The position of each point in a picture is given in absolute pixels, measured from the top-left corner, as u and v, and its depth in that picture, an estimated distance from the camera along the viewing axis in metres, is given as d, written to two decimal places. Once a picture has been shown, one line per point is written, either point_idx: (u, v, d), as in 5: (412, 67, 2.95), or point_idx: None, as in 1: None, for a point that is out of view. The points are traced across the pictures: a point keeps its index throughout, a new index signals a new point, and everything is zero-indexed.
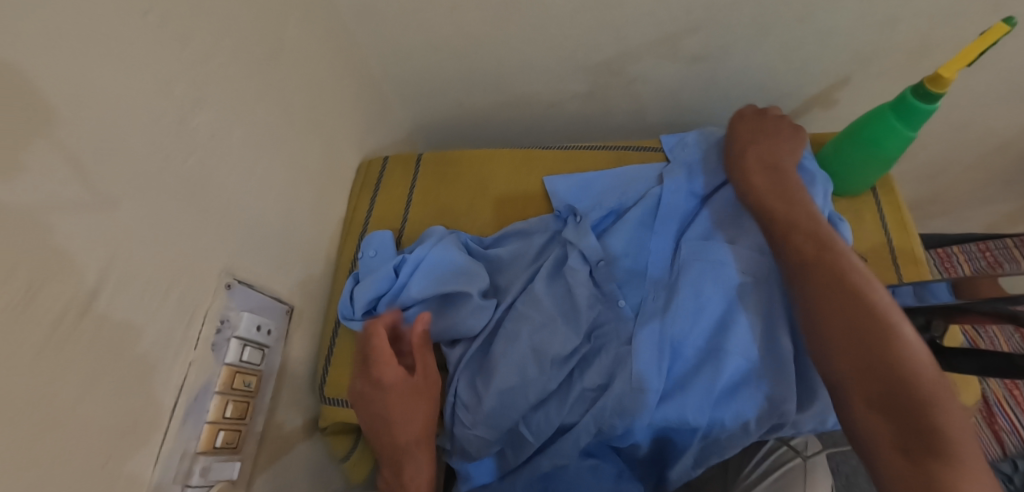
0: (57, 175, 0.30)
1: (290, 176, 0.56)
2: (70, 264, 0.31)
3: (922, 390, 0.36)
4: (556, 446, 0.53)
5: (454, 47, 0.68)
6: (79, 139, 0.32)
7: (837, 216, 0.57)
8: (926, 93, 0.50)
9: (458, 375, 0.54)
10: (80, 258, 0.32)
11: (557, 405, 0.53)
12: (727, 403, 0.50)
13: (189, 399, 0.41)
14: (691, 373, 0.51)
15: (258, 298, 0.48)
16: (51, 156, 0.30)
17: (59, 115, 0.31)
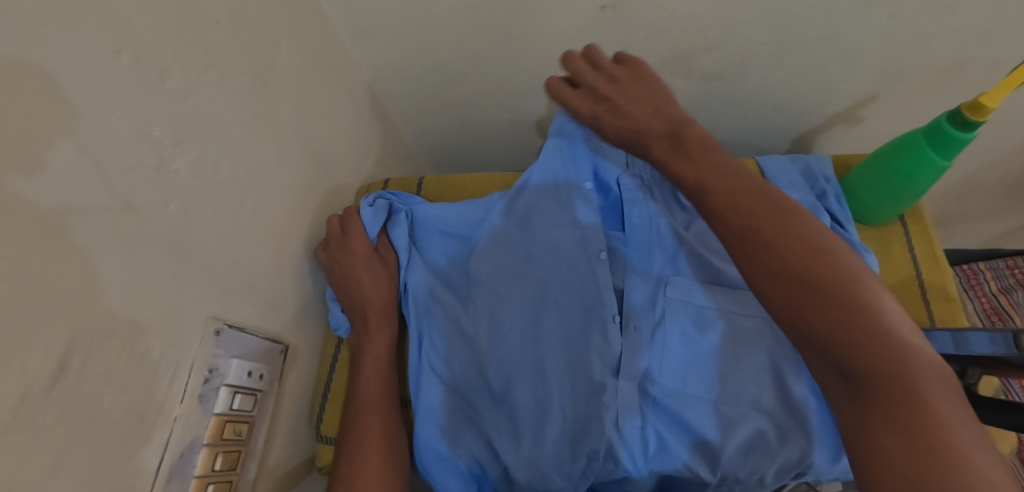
0: (17, 243, 0.28)
1: (281, 208, 0.53)
2: (33, 338, 0.29)
3: (896, 355, 0.34)
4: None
5: (454, 67, 0.65)
6: (42, 198, 0.30)
7: (863, 245, 0.54)
8: (964, 121, 0.46)
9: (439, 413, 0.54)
10: (45, 329, 0.30)
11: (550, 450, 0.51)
12: (743, 461, 0.48)
13: (174, 456, 0.39)
14: (692, 416, 0.49)
15: (249, 340, 0.46)
16: (12, 225, 0.28)
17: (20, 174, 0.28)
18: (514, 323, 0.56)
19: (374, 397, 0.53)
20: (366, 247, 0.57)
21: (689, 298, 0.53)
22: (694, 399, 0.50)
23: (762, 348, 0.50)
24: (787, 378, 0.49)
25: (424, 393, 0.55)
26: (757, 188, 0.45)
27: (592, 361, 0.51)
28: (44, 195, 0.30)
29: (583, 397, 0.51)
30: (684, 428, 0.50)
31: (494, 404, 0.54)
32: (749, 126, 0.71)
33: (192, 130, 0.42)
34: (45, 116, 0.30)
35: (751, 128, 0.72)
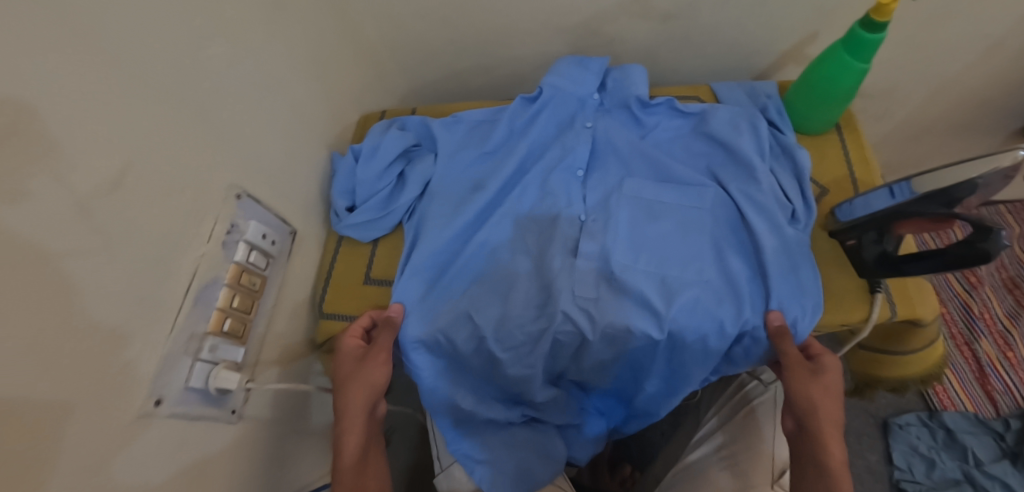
0: (84, 77, 0.36)
1: (291, 116, 0.62)
2: (94, 154, 0.37)
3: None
4: (520, 363, 0.57)
5: (443, 14, 0.74)
6: (103, 47, 0.38)
7: (795, 144, 0.61)
8: (872, 23, 0.54)
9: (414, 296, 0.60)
10: (104, 149, 0.38)
11: (516, 328, 0.57)
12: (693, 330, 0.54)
13: (200, 286, 0.46)
14: (638, 292, 0.55)
15: (263, 212, 0.55)
16: (73, 55, 0.36)
17: (87, 22, 0.37)
18: (491, 222, 0.62)
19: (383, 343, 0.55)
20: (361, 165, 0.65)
21: (648, 195, 0.61)
22: (642, 273, 0.56)
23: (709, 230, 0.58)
24: (725, 252, 0.56)
25: (403, 284, 0.60)
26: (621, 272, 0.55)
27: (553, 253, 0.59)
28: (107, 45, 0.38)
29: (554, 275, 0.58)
30: (637, 306, 0.55)
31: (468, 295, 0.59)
32: (709, 65, 0.80)
33: (221, 29, 0.50)
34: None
35: (710, 67, 0.80)
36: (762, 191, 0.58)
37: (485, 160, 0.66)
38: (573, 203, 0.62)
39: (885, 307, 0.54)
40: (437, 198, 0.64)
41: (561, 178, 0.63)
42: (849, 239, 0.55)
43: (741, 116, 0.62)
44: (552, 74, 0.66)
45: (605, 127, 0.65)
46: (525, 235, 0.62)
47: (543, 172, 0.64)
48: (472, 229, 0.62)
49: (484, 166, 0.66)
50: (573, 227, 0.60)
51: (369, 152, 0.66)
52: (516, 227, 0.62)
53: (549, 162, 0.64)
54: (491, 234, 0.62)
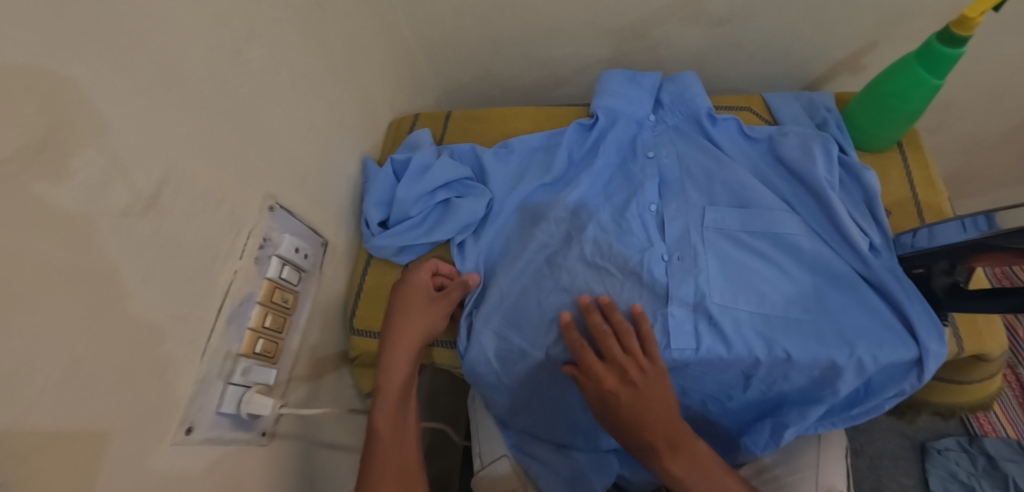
0: (121, 84, 0.34)
1: (326, 120, 0.59)
2: (130, 167, 0.35)
3: None
4: None
5: (483, 14, 0.71)
6: (138, 51, 0.36)
7: (862, 165, 0.56)
8: (952, 38, 0.50)
9: (486, 331, 0.57)
10: (141, 161, 0.36)
11: None
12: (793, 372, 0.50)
13: (233, 304, 0.44)
14: (738, 335, 0.52)
15: (297, 224, 0.52)
16: (105, 59, 0.33)
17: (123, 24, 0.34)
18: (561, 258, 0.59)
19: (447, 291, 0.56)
20: (406, 190, 0.59)
21: (734, 231, 0.56)
22: (738, 312, 0.53)
23: (796, 264, 0.54)
24: (822, 294, 0.53)
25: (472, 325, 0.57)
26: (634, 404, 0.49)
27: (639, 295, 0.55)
28: (141, 52, 0.36)
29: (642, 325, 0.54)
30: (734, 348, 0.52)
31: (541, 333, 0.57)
32: (759, 72, 0.76)
33: (259, 30, 0.48)
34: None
35: (760, 75, 0.76)
36: (841, 223, 0.53)
37: (554, 187, 0.63)
38: (653, 242, 0.57)
39: (952, 342, 0.51)
40: (498, 234, 0.61)
41: (636, 216, 0.59)
42: (915, 268, 0.51)
43: (813, 140, 0.57)
44: (603, 97, 0.63)
45: (671, 151, 0.61)
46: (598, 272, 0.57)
47: (619, 207, 0.60)
48: (540, 268, 0.59)
49: (551, 196, 0.62)
50: (657, 269, 0.56)
51: (416, 171, 0.61)
52: (588, 263, 0.57)
53: (618, 192, 0.61)
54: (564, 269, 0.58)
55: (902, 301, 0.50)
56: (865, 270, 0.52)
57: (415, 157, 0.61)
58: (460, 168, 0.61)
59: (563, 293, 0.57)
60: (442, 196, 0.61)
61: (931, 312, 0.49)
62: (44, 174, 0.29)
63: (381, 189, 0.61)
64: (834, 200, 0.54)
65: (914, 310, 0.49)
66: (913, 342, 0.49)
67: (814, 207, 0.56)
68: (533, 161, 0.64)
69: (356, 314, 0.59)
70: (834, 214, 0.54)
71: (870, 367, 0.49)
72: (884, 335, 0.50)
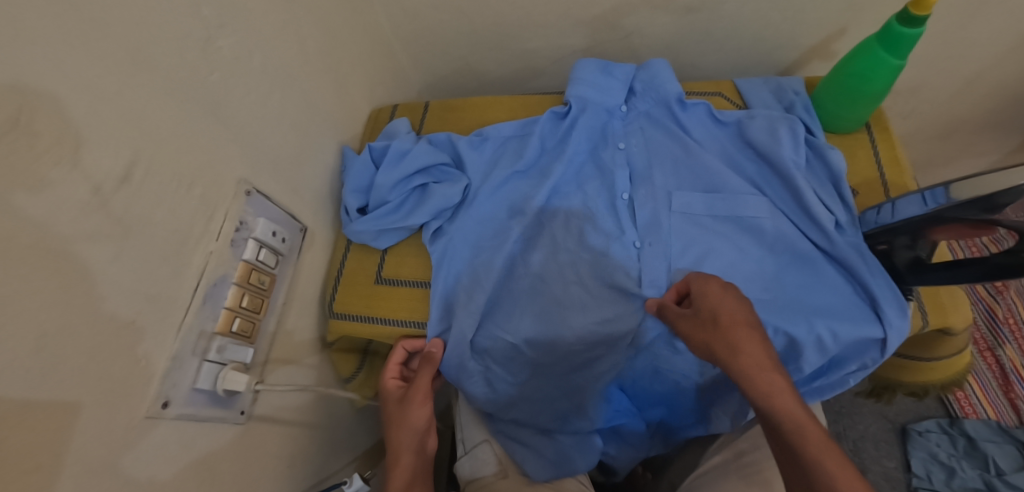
0: (92, 69, 0.35)
1: (302, 110, 0.61)
2: (101, 147, 0.36)
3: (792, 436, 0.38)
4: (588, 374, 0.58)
5: (459, 6, 0.72)
6: (107, 38, 0.36)
7: (827, 144, 0.57)
8: (910, 18, 0.51)
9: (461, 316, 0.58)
10: (111, 142, 0.37)
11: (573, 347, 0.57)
12: None
13: (209, 284, 0.45)
14: None
15: (272, 210, 0.53)
16: (77, 45, 0.34)
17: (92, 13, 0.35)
18: (537, 246, 0.60)
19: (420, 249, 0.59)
20: (382, 175, 0.60)
21: (705, 215, 0.58)
22: None
23: (760, 244, 0.56)
24: (786, 273, 0.54)
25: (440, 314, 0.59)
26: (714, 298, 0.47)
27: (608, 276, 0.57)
28: (114, 36, 0.37)
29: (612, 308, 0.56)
30: None
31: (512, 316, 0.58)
32: (731, 60, 0.77)
33: (231, 19, 0.49)
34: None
35: (733, 62, 0.78)
36: (807, 203, 0.54)
37: (527, 174, 0.64)
38: (622, 225, 0.59)
39: (915, 316, 0.51)
40: (472, 220, 0.62)
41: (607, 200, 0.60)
42: (879, 244, 0.53)
43: (779, 121, 0.58)
44: (576, 85, 0.63)
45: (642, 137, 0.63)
46: (568, 256, 0.58)
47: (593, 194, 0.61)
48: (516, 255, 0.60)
49: (526, 183, 0.63)
50: (627, 252, 0.57)
51: (395, 156, 0.62)
52: (558, 247, 0.59)
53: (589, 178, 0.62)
54: (535, 253, 0.59)
55: (865, 278, 0.51)
56: (826, 246, 0.54)
57: (394, 144, 0.62)
58: (439, 154, 0.62)
59: (535, 276, 0.59)
60: (418, 180, 0.62)
61: (892, 287, 0.51)
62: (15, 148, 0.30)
63: (360, 176, 0.62)
64: (798, 180, 0.55)
65: (877, 285, 0.51)
66: (876, 320, 0.51)
67: (782, 189, 0.57)
68: (506, 149, 0.64)
69: (334, 299, 0.60)
70: (801, 196, 0.55)
71: (829, 341, 0.51)
72: (847, 312, 0.51)
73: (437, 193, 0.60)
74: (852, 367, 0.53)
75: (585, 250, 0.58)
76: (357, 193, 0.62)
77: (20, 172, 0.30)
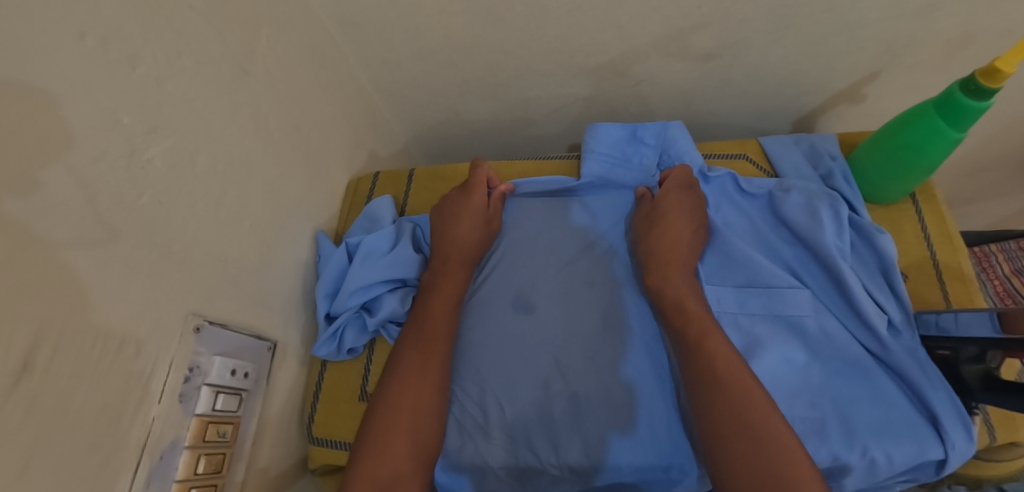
0: None
1: (267, 200, 0.52)
2: None
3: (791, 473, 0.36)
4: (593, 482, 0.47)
5: (444, 55, 0.63)
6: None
7: (876, 227, 0.50)
8: (977, 89, 0.44)
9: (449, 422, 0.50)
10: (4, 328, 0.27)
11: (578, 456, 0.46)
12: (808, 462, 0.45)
13: (154, 458, 0.37)
14: None
15: (232, 339, 0.44)
16: None
17: None
18: (541, 346, 0.51)
19: (477, 211, 0.56)
20: (351, 281, 0.51)
21: (737, 314, 0.51)
22: None
23: (800, 345, 0.49)
24: (828, 376, 0.47)
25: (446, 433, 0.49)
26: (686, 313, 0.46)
27: (626, 377, 0.48)
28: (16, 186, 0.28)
29: (623, 412, 0.47)
30: None
31: (514, 425, 0.48)
32: (750, 106, 0.69)
33: (164, 119, 0.39)
34: (4, 99, 0.28)
35: (752, 110, 0.70)
36: (854, 299, 0.48)
37: (532, 253, 0.56)
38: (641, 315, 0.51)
39: (983, 434, 0.45)
40: (470, 311, 0.54)
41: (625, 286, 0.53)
42: (940, 349, 0.47)
43: (818, 198, 0.51)
44: (588, 157, 0.58)
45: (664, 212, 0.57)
46: (575, 351, 0.50)
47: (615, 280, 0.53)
48: (524, 352, 0.51)
49: (530, 269, 0.55)
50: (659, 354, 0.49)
51: (369, 254, 0.53)
52: (565, 340, 0.51)
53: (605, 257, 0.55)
54: (540, 346, 0.51)
55: (924, 390, 0.45)
56: (875, 348, 0.47)
57: (368, 238, 0.54)
58: (415, 259, 0.54)
59: (540, 374, 0.50)
60: (384, 285, 0.53)
61: (955, 402, 0.44)
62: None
63: (332, 275, 0.53)
64: (842, 269, 0.48)
65: (938, 400, 0.44)
66: (937, 440, 0.44)
67: (822, 278, 0.51)
68: (509, 227, 0.58)
69: (315, 421, 0.53)
70: (846, 289, 0.48)
71: (878, 463, 0.44)
72: (908, 432, 0.44)
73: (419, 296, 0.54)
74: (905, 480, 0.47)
75: (595, 346, 0.50)
76: (324, 304, 0.52)
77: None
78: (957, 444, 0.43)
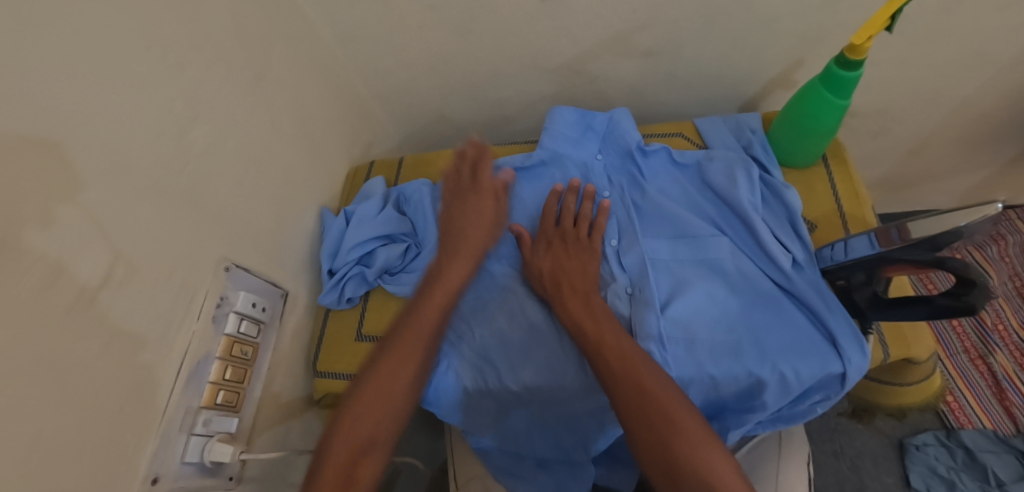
0: (66, 177, 0.38)
1: (279, 179, 0.64)
2: (83, 253, 0.39)
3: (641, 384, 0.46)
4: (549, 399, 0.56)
5: (425, 64, 0.76)
6: (95, 152, 0.40)
7: (783, 183, 0.59)
8: (847, 61, 0.53)
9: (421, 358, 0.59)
10: (95, 245, 0.40)
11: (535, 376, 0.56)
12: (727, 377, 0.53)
13: (193, 361, 0.48)
14: (666, 344, 0.55)
15: (253, 281, 0.56)
16: (51, 164, 0.37)
17: (71, 129, 0.38)
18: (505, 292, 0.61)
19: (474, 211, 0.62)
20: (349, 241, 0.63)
21: (670, 262, 0.60)
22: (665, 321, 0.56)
23: (722, 284, 0.57)
24: (746, 308, 0.56)
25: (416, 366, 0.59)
26: (565, 267, 0.59)
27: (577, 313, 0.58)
28: (97, 148, 0.40)
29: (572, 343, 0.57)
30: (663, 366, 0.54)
31: (482, 357, 0.58)
32: (696, 96, 0.80)
33: (203, 111, 0.52)
34: (93, 91, 0.40)
35: (699, 98, 0.80)
36: (764, 243, 0.56)
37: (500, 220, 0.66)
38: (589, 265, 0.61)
39: (877, 349, 0.53)
40: None
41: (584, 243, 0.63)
42: (838, 279, 0.55)
43: (735, 163, 0.60)
44: (551, 137, 0.67)
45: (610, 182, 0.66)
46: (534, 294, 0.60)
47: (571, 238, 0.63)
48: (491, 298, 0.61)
49: None
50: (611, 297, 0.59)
51: (362, 220, 0.65)
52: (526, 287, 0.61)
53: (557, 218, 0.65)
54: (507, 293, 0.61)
55: (824, 315, 0.53)
56: (783, 282, 0.56)
57: (362, 207, 0.66)
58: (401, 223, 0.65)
59: (505, 314, 0.60)
60: (375, 243, 0.64)
61: (852, 323, 0.52)
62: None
63: (333, 239, 0.65)
64: (754, 219, 0.57)
65: (835, 322, 0.52)
66: (836, 356, 0.52)
67: (741, 229, 0.60)
68: None
69: (318, 358, 0.63)
70: (758, 236, 0.57)
71: (785, 375, 0.51)
72: (814, 350, 0.52)
73: (404, 256, 0.65)
74: (823, 397, 0.54)
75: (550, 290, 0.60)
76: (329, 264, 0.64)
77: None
78: (854, 357, 0.51)
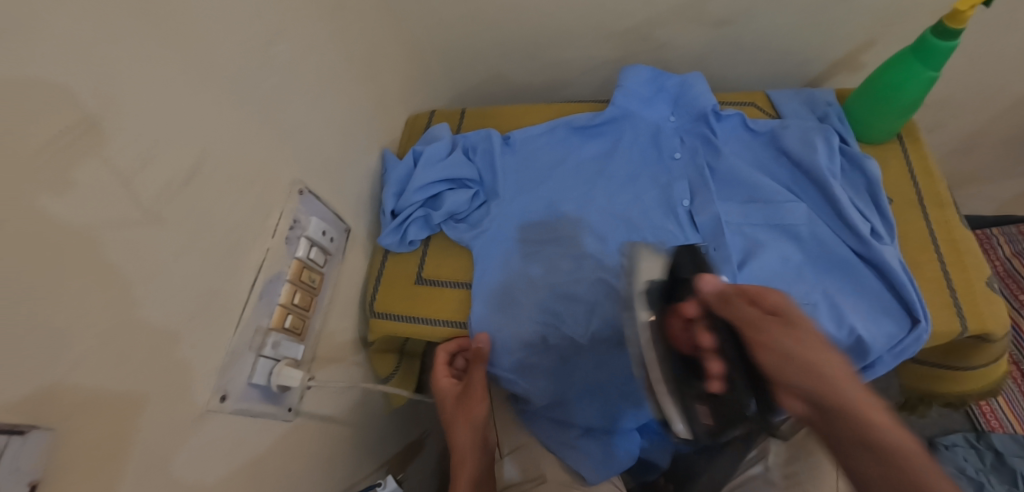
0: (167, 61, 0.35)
1: (347, 113, 0.62)
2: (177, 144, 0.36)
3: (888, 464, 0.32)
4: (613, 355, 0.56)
5: (494, 16, 0.74)
6: (195, 40, 0.38)
7: (864, 154, 0.58)
8: (946, 31, 0.53)
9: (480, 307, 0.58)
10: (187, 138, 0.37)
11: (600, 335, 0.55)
12: None
13: (265, 280, 0.46)
14: None
15: (322, 209, 0.54)
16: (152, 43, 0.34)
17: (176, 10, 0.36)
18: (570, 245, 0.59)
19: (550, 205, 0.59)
20: (415, 181, 0.61)
21: (741, 224, 0.59)
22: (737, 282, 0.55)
23: (795, 248, 0.57)
24: (818, 273, 0.55)
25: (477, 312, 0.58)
26: None
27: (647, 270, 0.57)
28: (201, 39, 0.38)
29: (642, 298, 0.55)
30: None
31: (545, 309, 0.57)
32: (760, 72, 0.79)
33: (289, 26, 0.50)
34: None
35: (762, 75, 0.80)
36: (845, 211, 0.55)
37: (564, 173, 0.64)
38: (659, 223, 0.60)
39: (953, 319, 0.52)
40: (509, 219, 0.62)
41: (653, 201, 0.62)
42: None
43: (814, 131, 0.59)
44: (622, 94, 0.65)
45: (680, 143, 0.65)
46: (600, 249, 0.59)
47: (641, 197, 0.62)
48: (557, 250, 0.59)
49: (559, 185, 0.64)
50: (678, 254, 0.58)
51: (428, 161, 0.63)
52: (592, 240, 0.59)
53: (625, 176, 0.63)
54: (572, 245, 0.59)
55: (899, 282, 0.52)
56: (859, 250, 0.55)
57: (429, 148, 0.64)
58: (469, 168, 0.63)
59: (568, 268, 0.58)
60: (440, 187, 0.62)
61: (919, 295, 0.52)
62: (97, 138, 0.30)
63: (398, 178, 0.63)
64: (833, 186, 0.56)
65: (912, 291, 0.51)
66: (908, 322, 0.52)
67: (817, 196, 0.59)
68: (539, 150, 0.66)
69: (375, 299, 0.61)
70: (837, 203, 0.56)
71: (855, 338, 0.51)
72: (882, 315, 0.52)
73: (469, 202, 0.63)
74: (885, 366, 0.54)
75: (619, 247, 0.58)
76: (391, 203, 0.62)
77: (78, 152, 0.28)
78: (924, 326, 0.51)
